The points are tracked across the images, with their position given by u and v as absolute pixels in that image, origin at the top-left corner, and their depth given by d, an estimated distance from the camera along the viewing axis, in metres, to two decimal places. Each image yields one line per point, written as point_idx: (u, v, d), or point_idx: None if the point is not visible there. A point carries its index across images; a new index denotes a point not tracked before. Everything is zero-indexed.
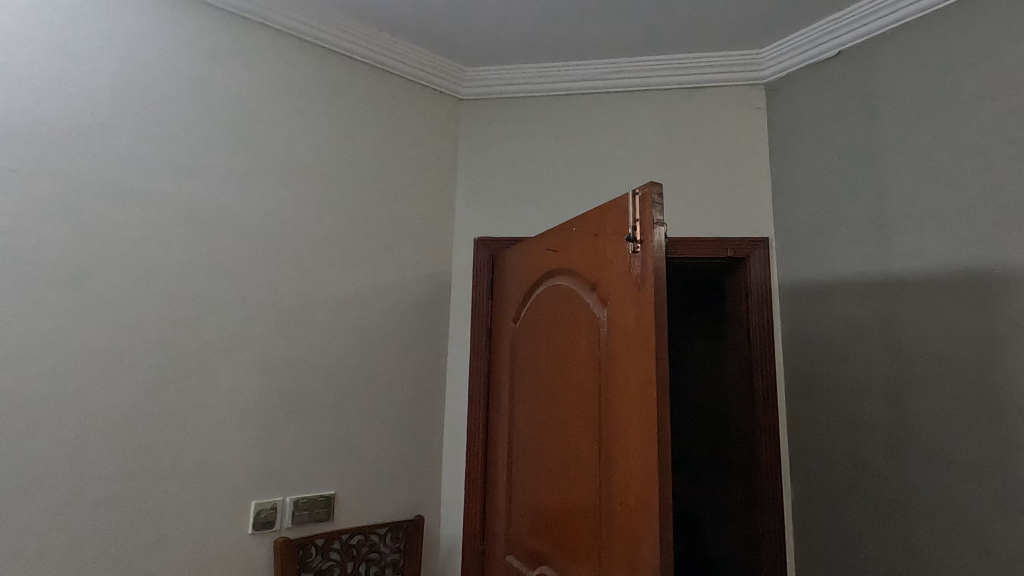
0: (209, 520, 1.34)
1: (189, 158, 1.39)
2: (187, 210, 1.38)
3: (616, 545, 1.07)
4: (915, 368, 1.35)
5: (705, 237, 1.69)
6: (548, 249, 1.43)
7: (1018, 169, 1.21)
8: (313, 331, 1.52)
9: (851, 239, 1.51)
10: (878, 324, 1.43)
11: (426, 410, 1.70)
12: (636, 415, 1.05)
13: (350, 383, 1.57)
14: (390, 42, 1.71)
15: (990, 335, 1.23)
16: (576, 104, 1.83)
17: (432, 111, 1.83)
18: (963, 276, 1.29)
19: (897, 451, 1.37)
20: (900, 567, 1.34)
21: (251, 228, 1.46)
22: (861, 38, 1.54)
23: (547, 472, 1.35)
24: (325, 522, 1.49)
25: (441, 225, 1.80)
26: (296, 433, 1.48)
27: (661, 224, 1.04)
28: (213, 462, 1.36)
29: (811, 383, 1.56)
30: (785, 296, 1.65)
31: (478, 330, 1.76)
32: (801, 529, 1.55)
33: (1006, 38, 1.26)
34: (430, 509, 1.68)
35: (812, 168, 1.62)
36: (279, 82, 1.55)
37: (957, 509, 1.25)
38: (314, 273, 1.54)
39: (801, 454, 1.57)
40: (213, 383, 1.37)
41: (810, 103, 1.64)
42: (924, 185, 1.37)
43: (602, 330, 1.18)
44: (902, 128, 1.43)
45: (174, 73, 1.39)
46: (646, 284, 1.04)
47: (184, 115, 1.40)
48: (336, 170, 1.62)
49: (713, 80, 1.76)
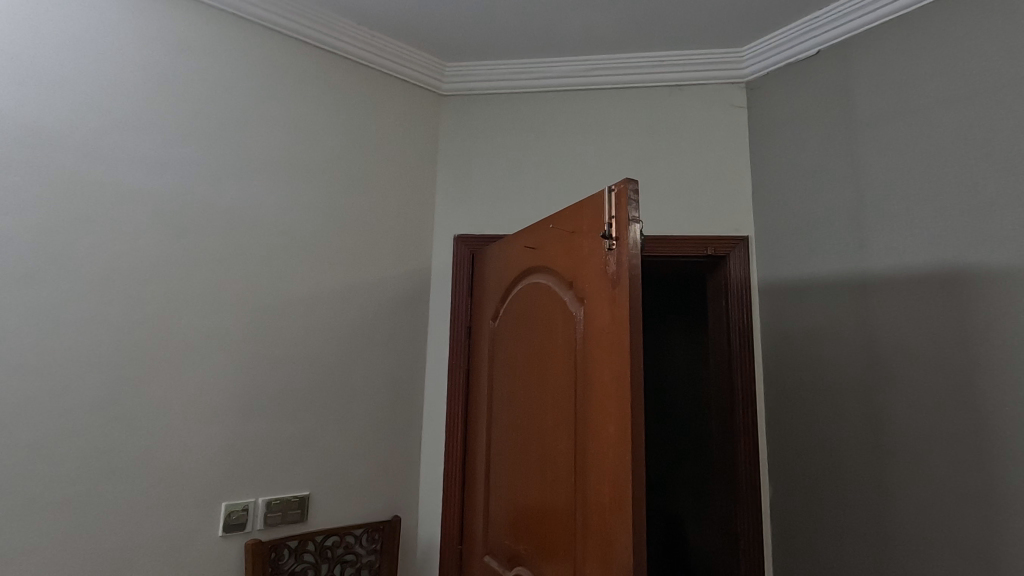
0: (178, 523, 1.30)
1: (160, 151, 1.36)
2: (156, 204, 1.34)
3: (591, 544, 1.06)
4: (891, 367, 1.36)
5: (685, 237, 1.69)
6: (526, 246, 1.42)
7: (991, 168, 1.23)
8: (287, 329, 1.50)
9: (828, 238, 1.51)
10: (855, 323, 1.44)
11: (404, 410, 1.68)
12: (610, 413, 1.04)
13: (326, 382, 1.54)
14: (369, 35, 1.68)
15: (963, 334, 1.24)
16: (557, 101, 1.82)
17: (411, 106, 1.81)
18: (938, 274, 1.29)
19: (873, 449, 1.37)
20: (877, 565, 1.34)
21: (223, 223, 1.43)
22: (840, 38, 1.55)
23: (524, 471, 1.33)
24: (299, 523, 1.46)
25: (421, 222, 1.78)
26: (270, 433, 1.45)
27: (636, 221, 1.03)
28: (183, 462, 1.32)
29: (789, 382, 1.56)
30: (765, 295, 1.65)
31: (457, 328, 1.73)
32: (779, 527, 1.55)
33: (981, 40, 1.27)
34: (408, 510, 1.66)
35: (792, 167, 1.62)
36: (253, 74, 1.52)
37: (932, 508, 1.26)
38: (289, 270, 1.51)
39: (780, 453, 1.57)
40: (183, 383, 1.34)
41: (790, 102, 1.65)
42: (902, 184, 1.38)
43: (579, 328, 1.17)
44: (880, 128, 1.43)
45: (145, 64, 1.36)
46: (622, 281, 1.03)
47: (155, 107, 1.36)
48: (312, 166, 1.59)
49: (694, 78, 1.76)
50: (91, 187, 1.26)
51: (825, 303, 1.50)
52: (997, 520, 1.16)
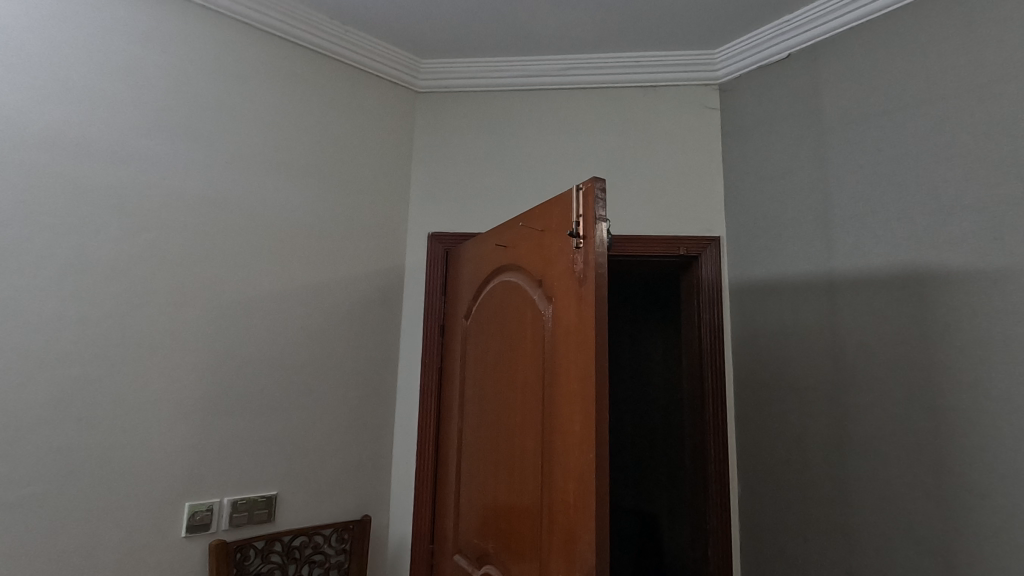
0: (139, 524, 1.28)
1: (122, 144, 1.33)
2: (118, 197, 1.31)
3: (556, 542, 1.06)
4: (856, 367, 1.38)
5: (658, 237, 1.70)
6: (498, 244, 1.41)
7: (951, 171, 1.26)
8: (256, 326, 1.47)
9: (796, 239, 1.53)
10: (821, 323, 1.46)
11: (375, 409, 1.67)
12: (576, 411, 1.04)
13: (295, 380, 1.52)
14: (343, 30, 1.67)
15: (925, 334, 1.27)
16: (533, 100, 1.82)
17: (386, 103, 1.80)
18: (900, 275, 1.32)
19: (837, 447, 1.39)
20: (839, 561, 1.36)
21: (190, 219, 1.40)
22: (810, 42, 1.57)
23: (493, 470, 1.33)
24: (267, 524, 1.44)
25: (394, 219, 1.77)
26: (237, 432, 1.42)
27: (603, 220, 1.04)
28: (145, 461, 1.30)
29: (758, 381, 1.58)
30: (735, 295, 1.66)
31: (430, 326, 1.72)
32: (747, 526, 1.57)
33: (943, 47, 1.30)
34: (379, 509, 1.65)
35: (762, 168, 1.64)
36: (222, 67, 1.49)
37: (893, 504, 1.29)
38: (258, 266, 1.49)
39: (749, 451, 1.58)
40: (145, 380, 1.31)
41: (761, 104, 1.66)
42: (868, 186, 1.40)
43: (547, 326, 1.17)
44: (847, 131, 1.46)
45: (107, 53, 1.33)
46: (589, 280, 1.03)
47: (117, 98, 1.33)
48: (283, 162, 1.57)
49: (668, 79, 1.77)
50: (49, 180, 1.23)
51: (793, 303, 1.52)
52: (955, 516, 1.19)
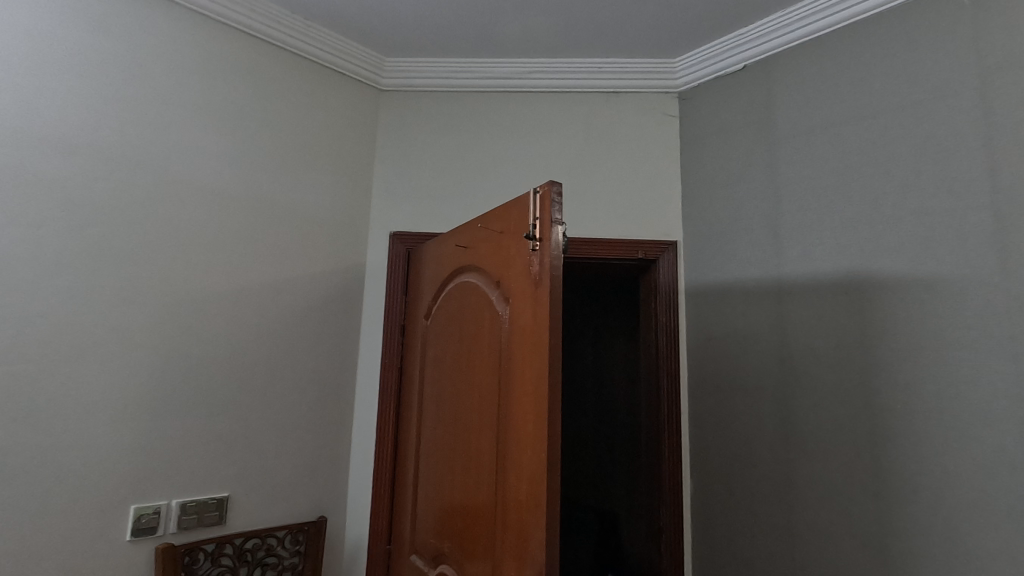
0: (81, 527, 1.23)
1: (69, 133, 1.28)
2: (63, 190, 1.26)
3: (509, 541, 1.07)
4: (802, 368, 1.44)
5: (617, 240, 1.73)
6: (458, 245, 1.42)
7: (891, 184, 1.32)
8: (209, 324, 1.44)
9: (748, 245, 1.59)
10: (770, 325, 1.51)
11: (332, 409, 1.65)
12: (529, 410, 1.06)
13: (250, 380, 1.50)
14: (304, 25, 1.65)
15: (864, 338, 1.33)
16: (497, 101, 1.83)
17: (347, 100, 1.78)
18: (844, 282, 1.38)
19: (783, 447, 1.45)
20: (784, 554, 1.42)
21: (139, 213, 1.36)
22: (764, 55, 1.62)
23: (450, 470, 1.33)
24: (217, 526, 1.41)
25: (355, 218, 1.76)
26: (188, 433, 1.39)
27: (559, 223, 1.06)
28: (89, 463, 1.25)
29: (711, 382, 1.63)
30: (691, 298, 1.70)
31: (391, 326, 1.72)
32: (699, 524, 1.60)
33: (885, 65, 1.37)
34: (335, 509, 1.63)
35: (717, 176, 1.68)
36: (175, 57, 1.45)
37: (834, 500, 1.34)
38: (212, 263, 1.46)
39: (702, 450, 1.63)
40: (89, 380, 1.27)
41: (717, 113, 1.71)
42: (816, 195, 1.46)
43: (503, 327, 1.18)
44: (797, 142, 1.51)
45: (53, 38, 1.28)
46: (544, 282, 1.05)
47: (64, 86, 1.28)
48: (242, 157, 1.54)
49: (629, 85, 1.80)
50: None
51: (745, 307, 1.57)
52: (890, 510, 1.25)
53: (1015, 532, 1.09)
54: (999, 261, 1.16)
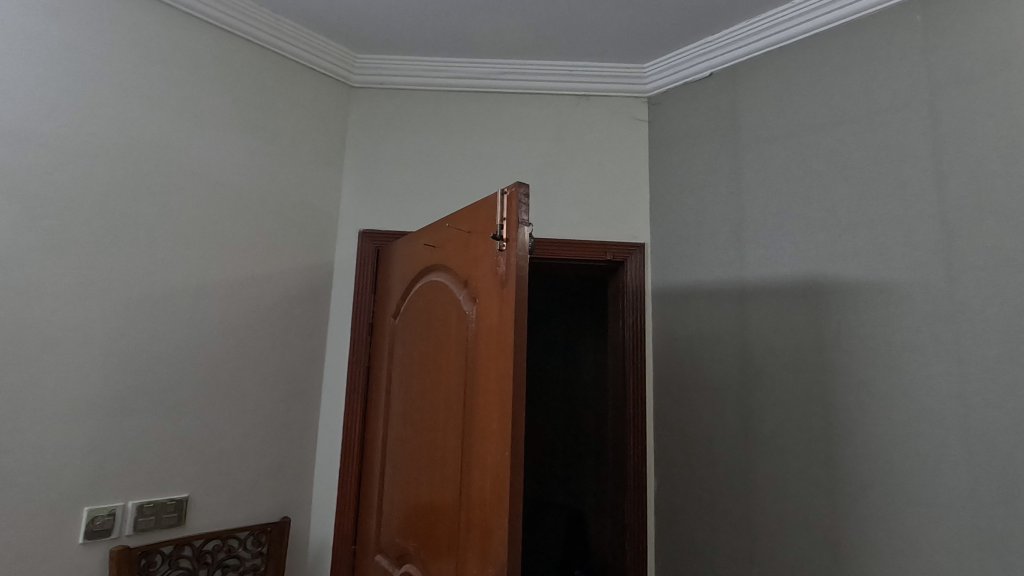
0: (29, 531, 1.19)
1: (25, 122, 1.24)
2: (16, 181, 1.22)
3: (472, 539, 1.08)
4: (762, 368, 1.48)
5: (587, 242, 1.75)
6: (427, 244, 1.41)
7: (846, 192, 1.37)
8: (171, 321, 1.41)
9: (712, 248, 1.62)
10: (732, 327, 1.55)
11: (297, 408, 1.63)
12: (494, 409, 1.07)
13: (213, 379, 1.47)
14: (273, 20, 1.62)
15: (820, 339, 1.38)
16: (469, 101, 1.83)
17: (317, 95, 1.76)
18: (802, 286, 1.42)
19: (743, 445, 1.49)
20: (742, 549, 1.46)
21: (97, 206, 1.32)
22: (729, 63, 1.66)
23: (416, 470, 1.33)
24: (176, 528, 1.38)
25: (324, 215, 1.74)
26: (146, 432, 1.36)
27: (526, 224, 1.07)
28: (40, 464, 1.21)
29: (676, 382, 1.66)
30: (657, 300, 1.73)
31: (359, 324, 1.70)
32: (663, 521, 1.63)
33: (842, 77, 1.43)
34: (299, 510, 1.61)
35: (684, 181, 1.72)
36: (137, 49, 1.41)
37: (790, 496, 1.39)
38: (173, 258, 1.43)
39: (666, 448, 1.66)
40: (42, 378, 1.23)
41: (685, 118, 1.75)
42: (776, 201, 1.50)
43: (470, 326, 1.18)
44: (760, 149, 1.56)
45: (7, 24, 1.23)
46: (510, 282, 1.06)
47: (18, 74, 1.24)
48: (206, 152, 1.51)
49: (600, 89, 1.83)
50: None
51: (709, 308, 1.61)
52: (842, 505, 1.30)
53: (955, 526, 1.15)
54: (944, 268, 1.21)
